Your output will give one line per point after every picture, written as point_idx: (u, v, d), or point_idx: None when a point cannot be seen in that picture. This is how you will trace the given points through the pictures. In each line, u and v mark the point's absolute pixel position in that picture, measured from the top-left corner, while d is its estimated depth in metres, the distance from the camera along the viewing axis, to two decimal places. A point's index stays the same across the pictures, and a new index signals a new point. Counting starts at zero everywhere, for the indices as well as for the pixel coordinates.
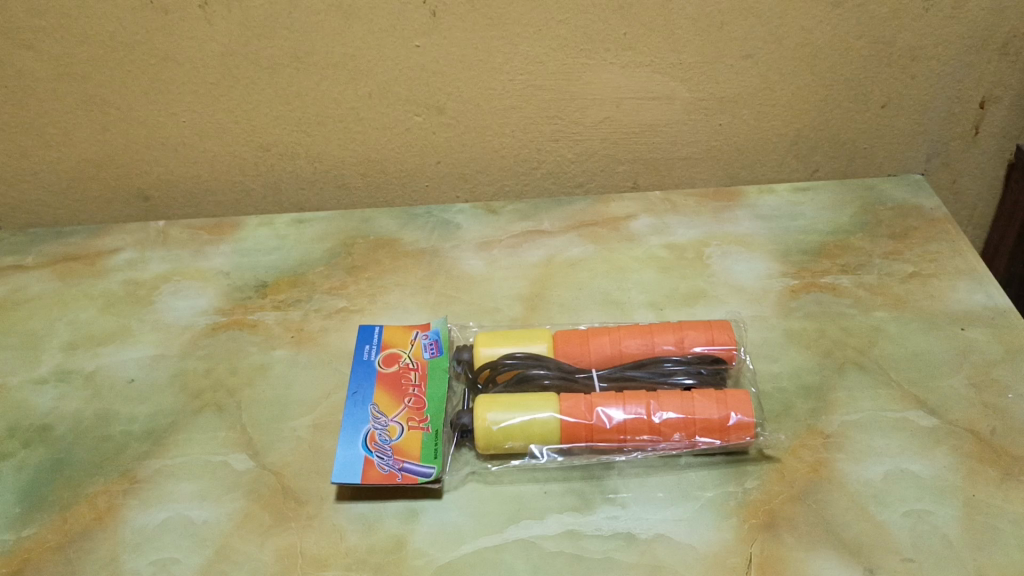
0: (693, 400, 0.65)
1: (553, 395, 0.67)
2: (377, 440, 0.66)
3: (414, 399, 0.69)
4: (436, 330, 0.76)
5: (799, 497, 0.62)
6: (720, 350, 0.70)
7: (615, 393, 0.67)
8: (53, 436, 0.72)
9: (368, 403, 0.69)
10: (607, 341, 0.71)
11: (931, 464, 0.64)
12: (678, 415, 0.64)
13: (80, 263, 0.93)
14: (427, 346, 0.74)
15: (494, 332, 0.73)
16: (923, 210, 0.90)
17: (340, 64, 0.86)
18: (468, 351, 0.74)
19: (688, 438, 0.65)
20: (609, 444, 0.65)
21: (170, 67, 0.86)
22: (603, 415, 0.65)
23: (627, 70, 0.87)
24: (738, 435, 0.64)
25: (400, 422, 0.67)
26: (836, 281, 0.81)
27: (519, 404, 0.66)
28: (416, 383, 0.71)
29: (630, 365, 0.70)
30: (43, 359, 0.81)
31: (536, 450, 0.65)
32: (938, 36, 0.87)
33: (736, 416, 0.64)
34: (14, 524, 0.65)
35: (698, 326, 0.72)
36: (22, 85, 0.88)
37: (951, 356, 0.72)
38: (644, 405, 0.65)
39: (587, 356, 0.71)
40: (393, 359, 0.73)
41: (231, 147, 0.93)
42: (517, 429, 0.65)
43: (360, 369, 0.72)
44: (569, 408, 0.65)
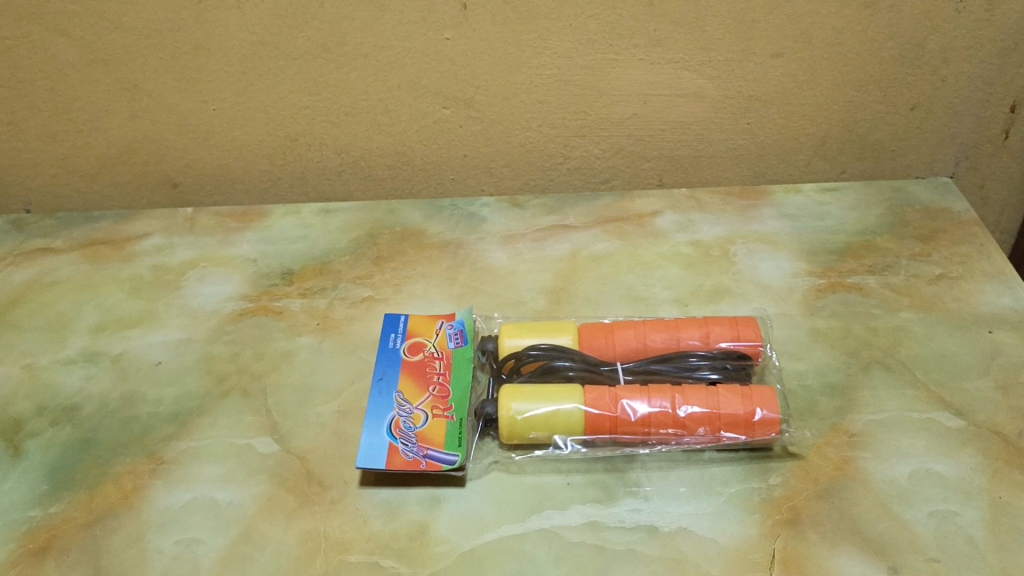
0: (718, 395, 0.65)
1: (578, 386, 0.67)
2: (402, 427, 0.66)
3: (438, 388, 0.70)
4: (461, 320, 0.76)
5: (823, 495, 0.62)
6: (745, 346, 0.70)
7: (640, 386, 0.67)
8: (80, 416, 0.73)
9: (393, 390, 0.69)
10: (633, 334, 0.71)
11: (957, 465, 0.63)
12: (703, 409, 0.64)
13: (108, 248, 0.94)
14: (452, 336, 0.75)
15: (519, 324, 0.74)
16: (950, 213, 0.90)
17: (370, 55, 0.86)
18: (493, 341, 0.74)
19: (713, 433, 0.64)
20: (633, 436, 0.65)
21: (201, 55, 0.87)
22: (628, 408, 0.65)
23: (656, 67, 0.87)
24: (762, 430, 0.64)
25: (425, 409, 0.68)
26: (862, 282, 0.81)
27: (543, 394, 0.66)
28: (441, 372, 0.71)
29: (655, 359, 0.70)
30: (71, 340, 0.81)
31: (559, 441, 0.65)
32: (970, 38, 0.86)
33: (762, 412, 0.64)
34: (41, 501, 0.66)
35: (723, 322, 0.72)
36: (57, 71, 0.89)
37: (978, 358, 0.72)
38: (669, 399, 0.65)
39: (612, 349, 0.71)
40: (418, 348, 0.74)
41: (259, 136, 0.94)
42: (541, 420, 0.65)
43: (385, 357, 0.73)
44: (594, 400, 0.65)
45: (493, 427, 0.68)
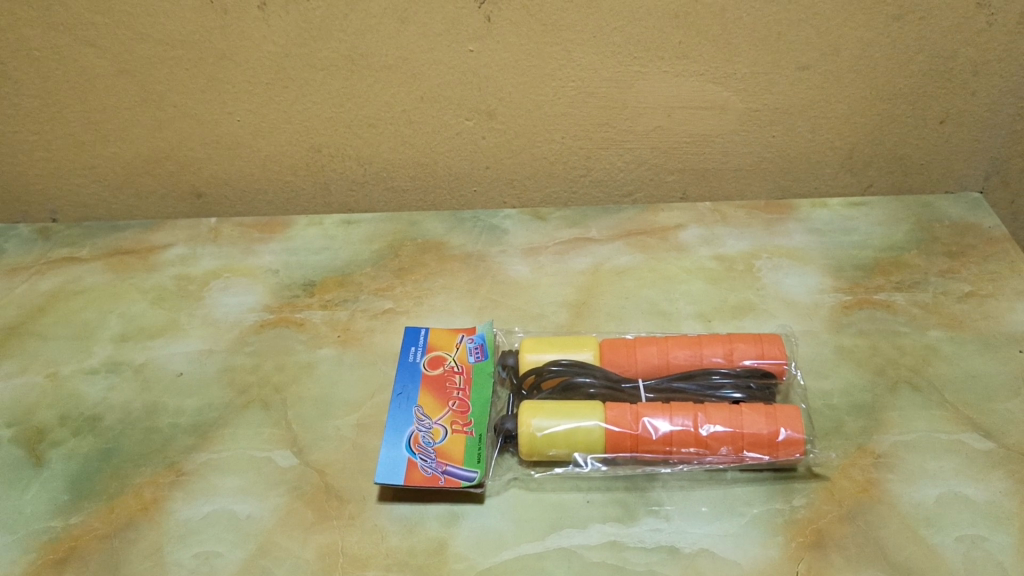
0: (741, 414, 0.64)
1: (599, 402, 0.66)
2: (421, 442, 0.66)
3: (458, 403, 0.69)
4: (482, 334, 0.75)
5: (848, 517, 0.60)
6: (770, 364, 0.69)
7: (662, 404, 0.66)
8: (102, 426, 0.73)
9: (412, 404, 0.69)
10: (655, 350, 0.70)
11: (987, 489, 0.62)
12: (726, 428, 0.63)
13: (133, 257, 0.95)
14: (472, 350, 0.74)
15: (541, 339, 0.73)
16: (980, 229, 0.88)
17: (394, 67, 0.86)
18: (513, 357, 0.74)
19: (736, 452, 0.63)
20: (655, 455, 0.64)
21: (227, 66, 0.87)
22: (650, 426, 0.64)
23: (680, 79, 0.87)
24: (787, 450, 0.62)
25: (444, 424, 0.67)
26: (889, 298, 0.80)
27: (564, 411, 0.65)
28: (461, 387, 0.71)
29: (677, 376, 0.69)
30: (95, 350, 0.82)
31: (579, 458, 0.65)
32: (1001, 51, 0.85)
33: (786, 432, 0.62)
34: (62, 512, 0.66)
35: (747, 338, 0.70)
36: (84, 83, 0.89)
37: (1009, 378, 0.70)
38: (691, 417, 0.64)
39: (634, 366, 0.70)
40: (438, 362, 0.73)
41: (283, 147, 0.94)
42: (561, 436, 0.64)
43: (405, 370, 0.72)
44: (615, 418, 0.64)
45: (512, 444, 0.67)
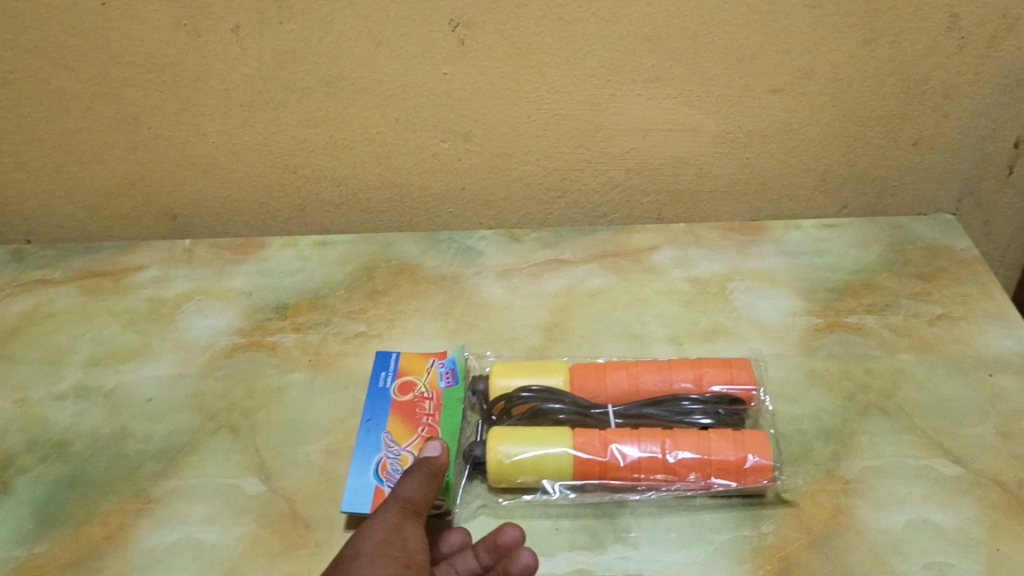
0: (709, 440, 0.64)
1: (568, 429, 0.67)
2: (389, 469, 0.65)
3: (427, 429, 0.69)
4: (453, 359, 0.75)
5: (816, 544, 0.60)
6: (739, 389, 0.69)
7: (630, 430, 0.66)
8: (70, 453, 0.72)
9: (381, 430, 0.69)
10: (625, 376, 0.71)
11: (955, 515, 0.62)
12: (694, 454, 0.64)
13: (106, 279, 0.94)
14: (443, 375, 0.74)
15: (512, 364, 0.73)
16: (953, 251, 0.89)
17: (368, 89, 0.86)
18: (484, 382, 0.73)
19: (704, 479, 0.64)
20: (623, 482, 0.64)
21: (201, 88, 0.87)
22: (618, 452, 0.64)
23: (654, 102, 0.87)
24: (754, 477, 0.63)
25: (413, 451, 0.67)
26: (860, 321, 0.80)
27: (533, 437, 0.65)
28: (430, 413, 0.70)
29: (646, 402, 0.69)
30: (65, 374, 0.81)
31: (547, 484, 0.65)
32: (972, 75, 0.85)
33: (754, 458, 0.63)
34: (26, 540, 0.65)
35: (717, 364, 0.71)
36: (58, 105, 0.89)
37: (978, 402, 0.70)
38: (659, 443, 0.64)
39: (604, 390, 0.70)
40: (408, 387, 0.73)
41: (259, 169, 0.94)
42: (530, 463, 0.64)
43: (375, 395, 0.72)
44: (583, 444, 0.65)
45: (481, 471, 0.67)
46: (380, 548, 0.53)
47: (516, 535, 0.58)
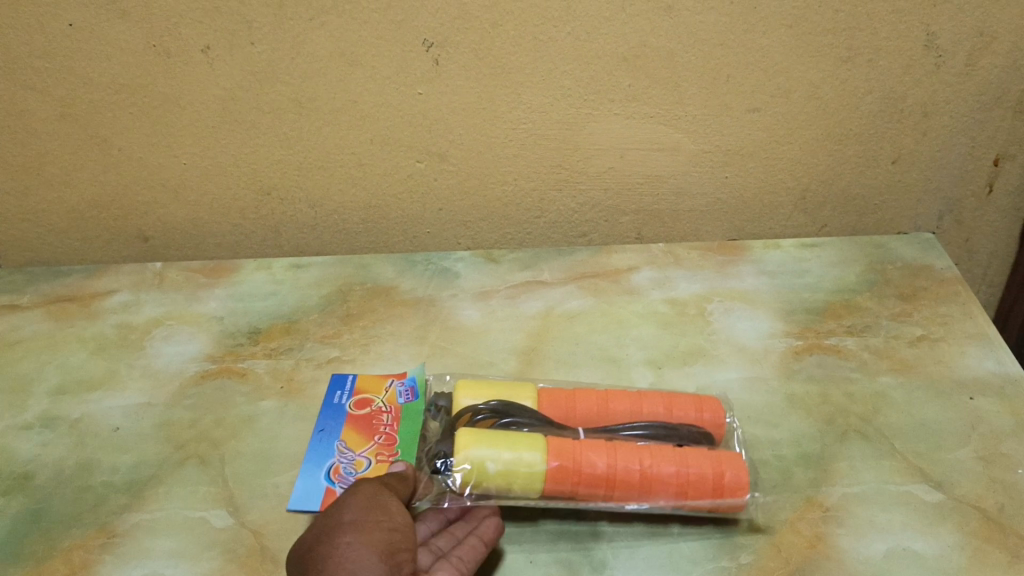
0: (687, 456, 0.63)
1: (540, 435, 0.64)
2: (341, 473, 0.68)
3: (384, 436, 0.71)
4: (413, 378, 0.76)
5: (795, 574, 0.59)
6: (708, 418, 0.68)
7: (604, 442, 0.65)
8: (32, 486, 0.71)
9: (334, 438, 0.71)
10: (595, 399, 0.69)
11: (936, 543, 0.61)
12: (671, 470, 0.62)
13: (75, 304, 0.93)
14: (402, 392, 0.75)
15: (476, 381, 0.71)
16: (932, 271, 0.88)
17: (342, 110, 0.85)
18: (445, 397, 0.72)
19: (679, 495, 0.62)
20: (594, 494, 0.62)
21: (172, 110, 0.86)
22: (593, 462, 0.62)
23: (632, 121, 0.86)
24: (731, 496, 0.62)
25: (368, 456, 0.69)
26: (840, 343, 0.79)
27: (505, 441, 0.63)
28: (388, 423, 0.72)
29: (617, 425, 0.68)
30: (30, 403, 0.79)
31: (516, 492, 0.63)
32: (949, 93, 0.85)
33: (733, 475, 0.62)
34: None
35: (689, 395, 0.70)
36: (25, 126, 0.88)
37: (958, 426, 0.70)
38: (634, 457, 0.63)
39: (574, 412, 0.69)
40: (365, 403, 0.74)
41: (232, 191, 0.93)
42: (502, 471, 0.62)
43: (330, 409, 0.74)
44: (558, 452, 0.63)
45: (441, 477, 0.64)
46: (364, 515, 0.54)
47: (494, 527, 0.61)
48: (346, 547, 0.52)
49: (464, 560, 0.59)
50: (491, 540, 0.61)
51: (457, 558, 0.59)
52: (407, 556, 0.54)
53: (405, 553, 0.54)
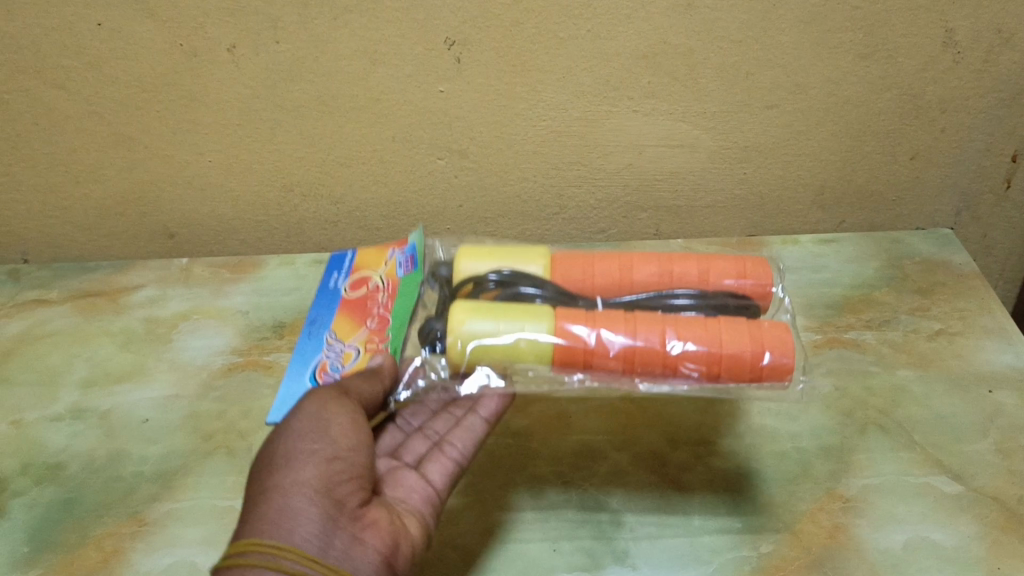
0: (720, 332, 0.58)
1: (547, 307, 0.60)
2: (328, 370, 0.72)
3: (374, 321, 0.75)
4: (411, 247, 0.81)
5: (816, 564, 0.60)
6: (752, 285, 0.64)
7: (625, 315, 0.60)
8: (64, 475, 0.72)
9: (323, 331, 0.77)
10: (617, 266, 0.67)
11: (955, 534, 0.61)
12: (699, 348, 0.57)
13: (102, 299, 0.94)
14: (401, 264, 0.79)
15: (483, 247, 0.69)
16: (950, 266, 0.89)
17: (364, 108, 0.86)
18: (446, 267, 0.70)
19: (707, 374, 0.58)
20: (611, 369, 0.59)
21: (197, 107, 0.87)
22: (607, 339, 0.58)
23: (651, 118, 0.87)
24: (767, 375, 0.57)
25: (356, 347, 0.73)
26: (859, 337, 0.79)
27: (502, 315, 0.59)
28: (383, 303, 0.76)
29: (641, 295, 0.65)
30: (60, 395, 0.81)
31: (521, 368, 0.60)
32: (967, 89, 0.85)
33: (770, 355, 0.57)
34: (20, 565, 0.65)
35: (729, 260, 0.67)
36: (53, 125, 0.89)
37: (977, 419, 0.70)
38: (657, 332, 0.58)
39: (594, 281, 0.66)
40: (363, 283, 0.80)
41: (255, 187, 0.94)
42: (500, 348, 0.58)
43: (326, 296, 0.81)
44: (568, 330, 0.58)
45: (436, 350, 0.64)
46: (297, 442, 0.53)
47: (494, 406, 0.63)
48: (273, 489, 0.50)
49: (457, 447, 0.61)
50: (490, 417, 0.62)
51: (450, 445, 0.61)
52: (351, 483, 0.52)
53: (346, 482, 0.52)
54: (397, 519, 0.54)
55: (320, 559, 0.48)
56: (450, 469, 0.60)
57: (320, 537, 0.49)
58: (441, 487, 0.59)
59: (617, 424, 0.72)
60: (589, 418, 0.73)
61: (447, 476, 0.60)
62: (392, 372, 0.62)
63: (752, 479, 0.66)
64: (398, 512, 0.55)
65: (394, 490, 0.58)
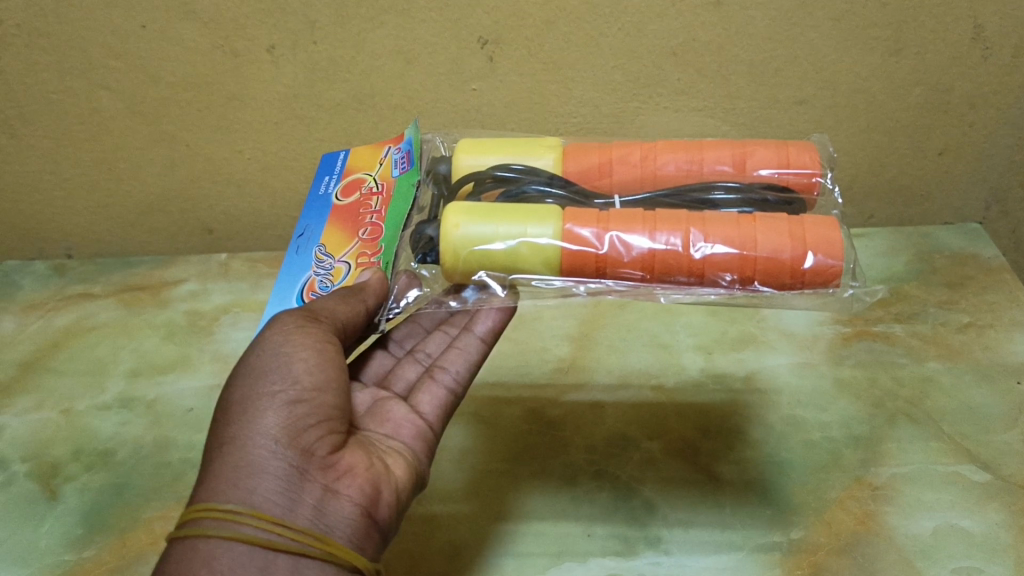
0: (754, 231, 0.49)
1: (555, 207, 0.51)
2: (315, 290, 0.54)
3: (369, 230, 0.56)
4: (409, 139, 0.62)
5: (845, 550, 0.61)
6: (793, 175, 0.55)
7: (643, 214, 0.50)
8: (114, 461, 0.75)
9: (312, 244, 0.57)
10: (638, 155, 0.57)
11: (983, 521, 0.62)
12: (732, 249, 0.48)
13: (146, 293, 0.97)
14: (397, 161, 0.61)
15: (484, 140, 0.59)
16: (979, 260, 0.89)
17: (399, 106, 0.89)
18: (445, 164, 0.59)
19: (738, 279, 0.49)
20: (628, 278, 0.50)
21: (237, 107, 0.89)
22: (623, 244, 0.49)
23: (680, 114, 0.88)
24: (811, 280, 0.48)
25: (348, 262, 0.55)
26: (888, 330, 0.80)
27: (503, 218, 0.49)
28: (376, 211, 0.57)
29: (663, 191, 0.55)
30: (108, 385, 0.84)
31: (524, 279, 0.50)
32: (996, 84, 0.86)
33: (815, 257, 0.48)
34: (74, 546, 0.67)
35: (768, 144, 0.56)
36: (98, 124, 0.92)
37: (1005, 410, 0.71)
38: (681, 233, 0.49)
39: (607, 175, 0.57)
40: (354, 187, 0.60)
41: (293, 183, 0.97)
42: (501, 258, 0.49)
43: (314, 204, 0.60)
44: (577, 233, 0.49)
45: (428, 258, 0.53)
46: (250, 389, 0.47)
47: (491, 323, 0.55)
48: (230, 444, 0.45)
49: (450, 372, 0.55)
50: (487, 337, 0.56)
51: (442, 369, 0.55)
52: (318, 428, 0.47)
53: (313, 426, 0.46)
54: (377, 461, 0.49)
55: (285, 520, 0.43)
56: (442, 398, 0.55)
57: (284, 495, 0.44)
58: (433, 420, 0.54)
59: (649, 414, 0.74)
60: (622, 409, 0.75)
61: (440, 406, 0.55)
62: (380, 291, 0.52)
63: (783, 467, 0.68)
64: (379, 450, 0.50)
65: (379, 425, 0.52)
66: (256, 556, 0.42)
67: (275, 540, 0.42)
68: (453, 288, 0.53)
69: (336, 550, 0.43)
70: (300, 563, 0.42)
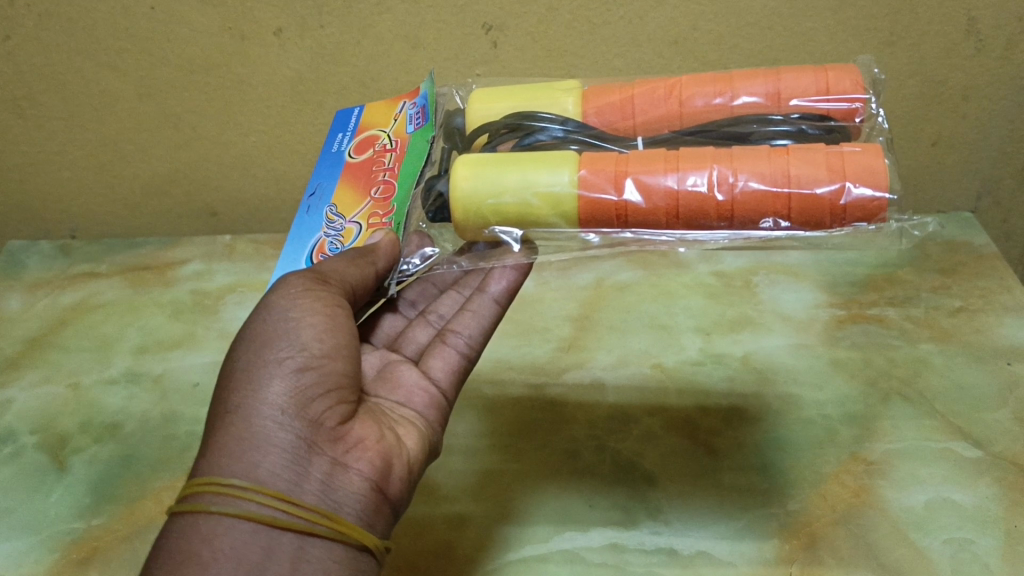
0: (786, 166, 0.47)
1: (572, 154, 0.51)
2: (325, 251, 0.54)
3: (381, 189, 0.57)
4: (425, 96, 0.63)
5: (840, 521, 0.63)
6: (831, 104, 0.54)
7: (667, 154, 0.50)
8: (122, 434, 0.76)
9: (324, 205, 0.57)
10: (666, 94, 0.57)
11: (974, 495, 0.64)
12: (763, 186, 0.48)
13: (150, 273, 0.99)
14: (412, 117, 0.61)
15: (502, 89, 0.61)
16: (972, 247, 0.91)
17: (404, 90, 0.90)
18: (462, 117, 0.61)
19: (773, 218, 0.48)
20: (654, 223, 0.50)
21: (243, 89, 0.90)
22: (645, 188, 0.49)
23: None
24: (853, 216, 0.47)
25: (359, 222, 0.55)
26: (882, 313, 0.82)
27: (513, 168, 0.50)
28: (389, 168, 0.58)
29: (692, 128, 0.56)
30: (114, 360, 0.85)
31: (545, 232, 0.52)
32: (990, 76, 0.88)
33: (853, 189, 0.46)
34: (84, 514, 0.68)
35: (805, 70, 0.56)
36: (106, 106, 0.93)
37: (996, 390, 0.73)
38: (708, 171, 0.48)
39: (631, 116, 0.57)
40: (368, 144, 0.61)
41: (297, 167, 0.98)
42: (513, 209, 0.50)
43: (327, 163, 0.61)
44: (593, 181, 0.49)
45: (438, 216, 0.54)
46: (253, 358, 0.47)
47: (503, 286, 0.56)
48: (235, 414, 0.46)
49: (463, 336, 0.56)
50: (502, 297, 0.57)
51: (455, 333, 0.56)
52: (327, 397, 0.47)
53: (321, 397, 0.47)
54: (388, 432, 0.49)
55: (289, 496, 0.43)
56: (454, 363, 0.56)
57: (290, 470, 0.44)
58: (446, 386, 0.56)
59: (649, 391, 0.75)
60: (622, 386, 0.76)
61: (452, 371, 0.56)
62: (392, 252, 0.52)
63: (780, 443, 0.69)
64: (390, 421, 0.51)
65: (391, 392, 0.54)
66: (260, 535, 0.42)
67: (280, 517, 0.43)
68: (466, 245, 0.54)
69: (343, 527, 0.44)
70: (306, 543, 0.43)
